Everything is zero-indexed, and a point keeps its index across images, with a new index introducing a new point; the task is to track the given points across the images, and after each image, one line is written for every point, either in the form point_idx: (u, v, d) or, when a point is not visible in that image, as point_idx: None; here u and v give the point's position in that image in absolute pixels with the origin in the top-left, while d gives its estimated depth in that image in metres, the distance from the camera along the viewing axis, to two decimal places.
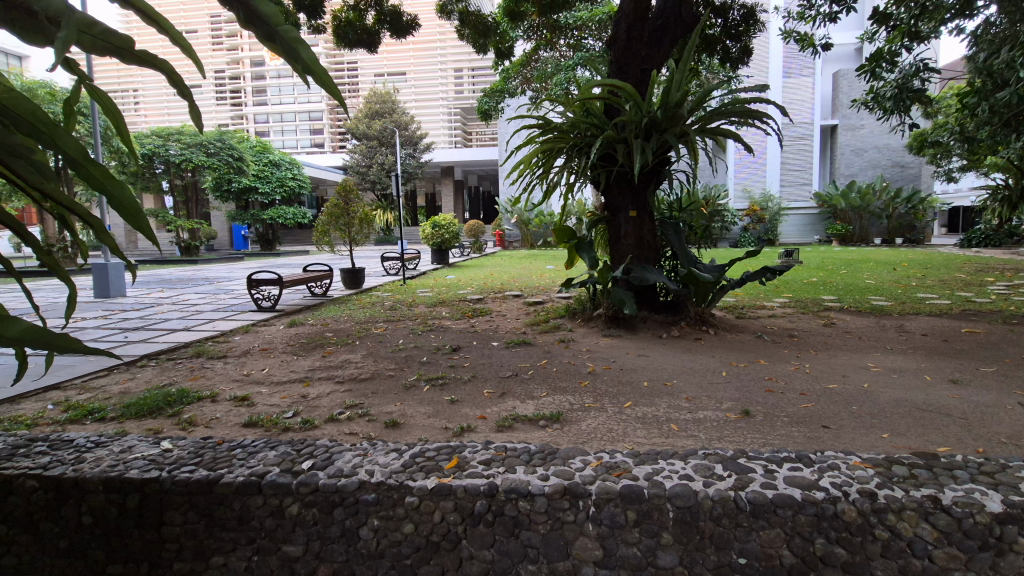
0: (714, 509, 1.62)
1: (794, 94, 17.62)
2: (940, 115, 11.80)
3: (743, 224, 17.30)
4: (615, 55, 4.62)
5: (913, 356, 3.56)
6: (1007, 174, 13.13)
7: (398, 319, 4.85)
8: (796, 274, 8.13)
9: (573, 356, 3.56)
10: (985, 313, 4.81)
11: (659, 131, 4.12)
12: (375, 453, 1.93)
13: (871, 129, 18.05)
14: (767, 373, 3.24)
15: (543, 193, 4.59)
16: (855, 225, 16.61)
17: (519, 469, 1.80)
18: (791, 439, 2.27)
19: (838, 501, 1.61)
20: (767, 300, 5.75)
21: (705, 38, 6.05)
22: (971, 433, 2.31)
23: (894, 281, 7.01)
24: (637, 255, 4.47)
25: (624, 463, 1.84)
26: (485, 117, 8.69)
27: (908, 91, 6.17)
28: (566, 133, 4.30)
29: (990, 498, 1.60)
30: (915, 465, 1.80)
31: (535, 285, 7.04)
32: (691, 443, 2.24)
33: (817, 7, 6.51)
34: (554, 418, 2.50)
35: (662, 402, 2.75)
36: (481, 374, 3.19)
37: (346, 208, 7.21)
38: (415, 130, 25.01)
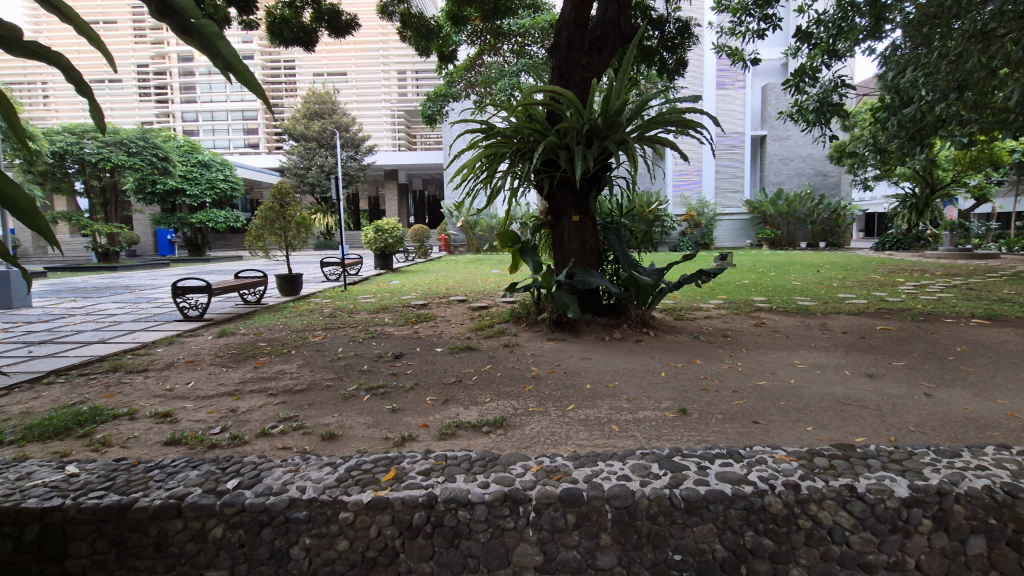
0: (650, 507, 1.66)
1: (726, 105, 18.61)
2: (856, 129, 12.75)
3: (681, 229, 18.00)
4: (556, 62, 4.67)
5: (833, 353, 3.80)
6: (915, 183, 14.27)
7: (338, 326, 4.69)
8: (729, 276, 8.52)
9: (517, 360, 3.58)
10: (896, 311, 5.21)
11: (600, 138, 4.21)
12: (308, 468, 1.84)
13: (796, 140, 19.24)
14: (703, 372, 3.36)
15: (487, 198, 4.58)
16: (783, 230, 17.60)
17: (459, 478, 1.76)
18: (723, 435, 2.37)
19: (765, 494, 1.69)
20: (703, 301, 5.99)
21: (643, 49, 6.24)
22: (884, 423, 2.50)
23: (818, 283, 7.46)
24: (580, 259, 4.55)
25: (564, 466, 1.85)
26: (429, 121, 8.63)
27: (829, 105, 6.66)
28: (509, 138, 4.31)
29: (898, 483, 1.72)
30: (834, 457, 1.91)
31: (480, 290, 7.02)
32: (631, 443, 2.29)
33: (746, 23, 6.89)
34: (498, 424, 2.49)
35: (604, 403, 2.80)
36: (424, 382, 3.13)
37: (281, 211, 6.94)
38: (357, 132, 24.44)
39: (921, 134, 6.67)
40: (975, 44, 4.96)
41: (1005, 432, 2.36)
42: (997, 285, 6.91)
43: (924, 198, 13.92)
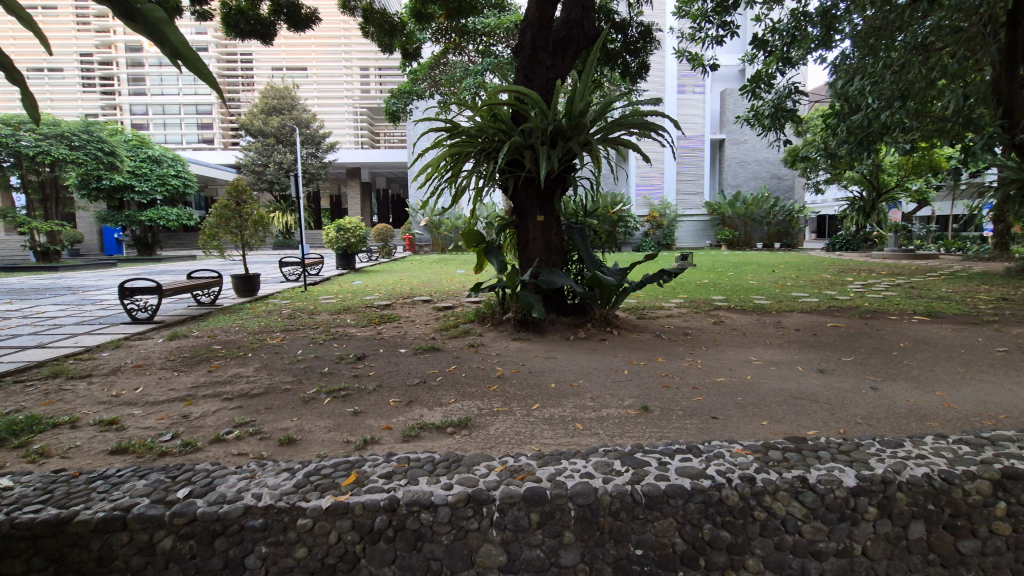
0: (612, 504, 1.68)
1: (686, 109, 19.12)
2: (808, 134, 13.30)
3: (644, 230, 18.33)
4: (521, 62, 4.68)
5: (787, 349, 3.95)
6: (863, 187, 14.94)
7: (297, 328, 4.57)
8: (690, 276, 8.74)
9: (482, 360, 3.56)
10: (844, 309, 5.46)
11: (564, 139, 4.24)
12: (264, 474, 1.78)
13: (753, 144, 19.90)
14: (664, 370, 3.43)
15: (452, 197, 4.55)
16: (741, 231, 18.18)
17: (422, 480, 1.74)
18: (684, 430, 2.43)
19: (722, 488, 1.73)
20: (665, 301, 6.13)
21: (606, 52, 6.35)
22: (834, 416, 2.61)
23: (773, 282, 7.75)
24: (544, 258, 4.57)
25: (528, 465, 1.85)
26: (392, 119, 8.51)
27: (783, 110, 6.97)
28: (473, 138, 4.29)
29: (846, 474, 1.79)
30: (787, 449, 1.98)
31: (444, 290, 6.96)
32: (595, 441, 2.31)
33: (705, 30, 7.07)
34: (462, 424, 2.48)
35: (568, 402, 2.83)
36: (387, 383, 3.08)
37: (237, 209, 6.71)
38: (318, 129, 23.87)
39: (868, 140, 7.02)
40: (916, 56, 5.25)
41: (943, 423, 2.51)
42: (935, 284, 7.32)
43: (871, 200, 14.46)
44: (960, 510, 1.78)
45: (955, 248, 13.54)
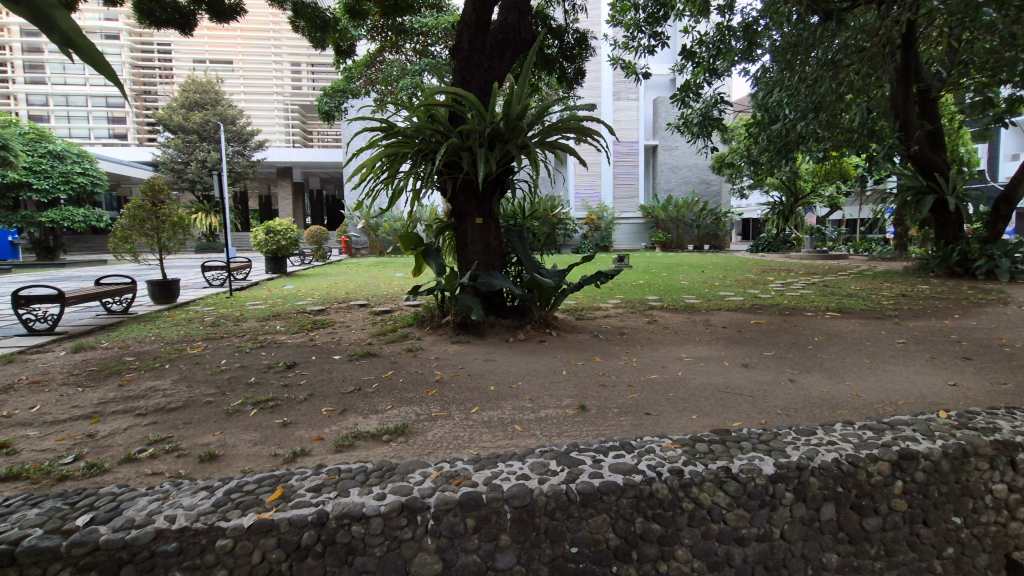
0: (548, 503, 1.69)
1: (621, 115, 19.80)
2: (733, 142, 14.14)
3: (582, 232, 18.72)
4: (458, 63, 4.66)
5: (715, 346, 4.15)
6: (782, 193, 16.04)
7: (221, 336, 4.31)
8: (625, 277, 9.03)
9: (420, 364, 3.51)
10: (766, 306, 5.83)
11: (502, 142, 4.26)
12: (179, 495, 1.67)
13: (683, 151, 20.79)
14: (601, 369, 3.51)
15: (389, 198, 4.45)
16: (673, 233, 18.95)
17: (353, 491, 1.68)
18: (619, 427, 2.50)
19: (653, 481, 1.79)
20: (603, 301, 6.29)
21: (543, 57, 6.46)
22: (756, 408, 2.77)
23: (703, 282, 8.14)
24: (483, 261, 4.57)
25: (463, 470, 1.83)
26: (326, 118, 8.25)
27: (710, 119, 7.44)
28: (410, 138, 4.22)
29: (766, 462, 1.90)
30: (712, 441, 2.08)
31: (382, 294, 6.81)
32: (533, 442, 2.33)
33: (638, 39, 7.32)
34: (398, 431, 2.42)
35: (507, 404, 2.83)
36: (319, 392, 2.96)
37: (153, 209, 6.25)
38: (245, 126, 22.74)
39: (786, 148, 7.54)
40: (826, 71, 5.59)
41: (851, 410, 2.72)
42: (845, 282, 7.93)
43: (789, 205, 15.71)
44: (865, 490, 1.93)
45: (862, 248, 14.76)
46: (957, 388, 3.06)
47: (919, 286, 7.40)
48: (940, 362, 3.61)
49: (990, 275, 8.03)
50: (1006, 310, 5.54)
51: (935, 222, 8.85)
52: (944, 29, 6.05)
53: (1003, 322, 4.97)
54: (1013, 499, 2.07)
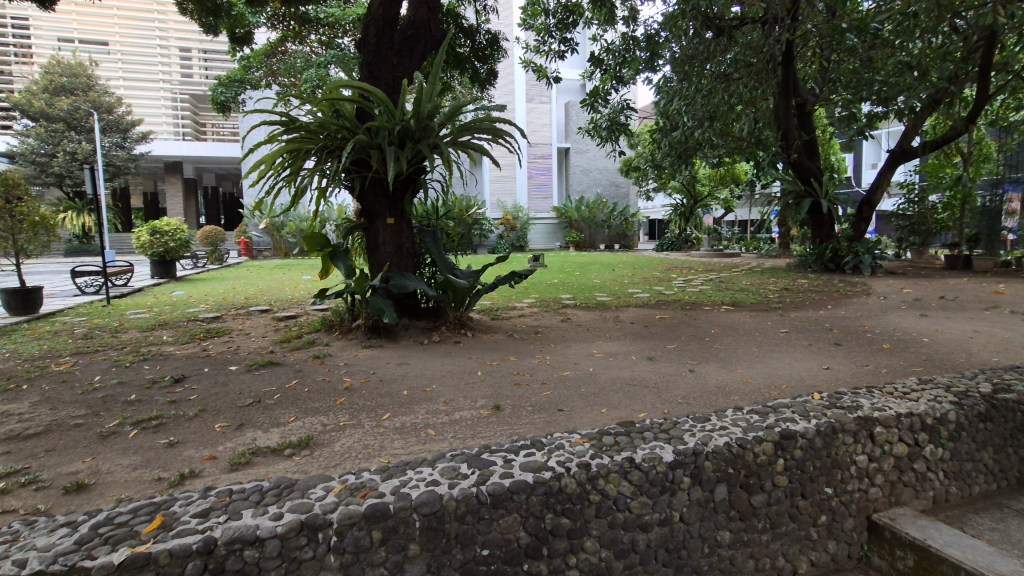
0: (458, 508, 1.67)
1: (534, 118, 20.28)
2: (639, 146, 14.93)
3: (498, 232, 18.84)
4: (365, 59, 4.49)
5: (624, 341, 4.35)
6: (683, 195, 17.19)
7: (95, 350, 3.85)
8: (540, 276, 9.22)
9: (328, 371, 3.35)
10: (669, 302, 6.21)
11: (413, 140, 4.17)
12: (33, 535, 1.46)
13: (593, 154, 21.78)
14: (515, 368, 3.55)
15: (292, 197, 4.22)
16: (585, 233, 19.62)
17: (245, 513, 1.56)
18: (532, 426, 2.55)
19: (562, 477, 1.82)
20: (518, 301, 6.37)
21: (455, 56, 6.43)
22: (660, 398, 2.94)
23: (613, 280, 8.47)
24: (395, 262, 4.45)
25: (369, 481, 1.76)
26: (220, 108, 8.20)
27: (617, 124, 7.87)
28: (314, 133, 4.04)
29: (665, 451, 2.00)
30: (618, 434, 2.17)
31: (286, 298, 6.43)
32: (446, 446, 2.31)
33: (548, 43, 7.48)
34: (302, 444, 2.30)
35: (420, 408, 2.77)
36: (213, 407, 2.73)
37: (8, 207, 5.45)
38: (125, 115, 20.52)
39: (685, 154, 8.23)
40: (719, 83, 6.08)
41: (743, 396, 2.96)
42: (737, 279, 8.61)
43: (689, 207, 16.87)
44: (752, 470, 2.10)
45: (752, 248, 16.09)
46: (829, 370, 3.44)
47: (799, 280, 8.22)
48: (816, 348, 4.03)
49: (856, 269, 9.12)
50: (868, 300, 6.29)
51: (812, 223, 9.86)
52: (816, 49, 6.74)
53: (866, 311, 5.64)
54: (873, 468, 2.33)
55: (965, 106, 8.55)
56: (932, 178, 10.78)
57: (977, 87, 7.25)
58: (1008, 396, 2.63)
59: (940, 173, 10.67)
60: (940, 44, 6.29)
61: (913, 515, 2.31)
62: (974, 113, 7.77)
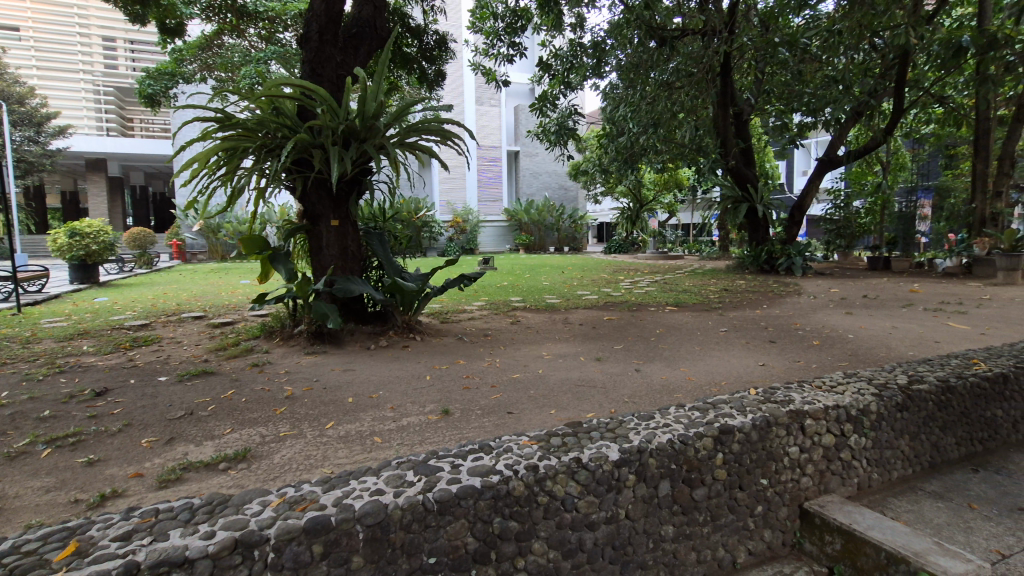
0: (404, 516, 1.63)
1: (483, 120, 20.31)
2: (587, 151, 15.25)
3: (448, 235, 18.73)
4: (307, 55, 4.35)
5: (573, 342, 4.41)
6: (630, 199, 17.68)
7: (2, 363, 3.51)
8: (491, 279, 9.23)
9: (267, 380, 3.20)
10: (617, 303, 6.35)
11: (358, 140, 4.07)
12: None
13: (542, 157, 22.04)
14: (465, 372, 3.53)
15: (228, 198, 4.02)
16: (535, 236, 19.76)
17: (173, 533, 1.47)
18: (482, 429, 2.54)
19: (509, 480, 1.82)
20: (467, 304, 6.34)
21: (402, 55, 6.34)
22: (607, 398, 3.00)
23: (562, 282, 8.59)
24: (340, 266, 4.32)
25: (310, 493, 1.69)
26: (149, 103, 7.68)
27: (566, 129, 8.01)
28: (252, 131, 3.88)
29: (611, 450, 2.04)
30: (565, 434, 2.19)
31: (223, 304, 6.12)
32: (393, 453, 2.26)
33: (497, 47, 7.51)
34: (239, 457, 2.19)
35: (366, 416, 2.70)
36: (139, 421, 2.56)
37: None
38: (40, 107, 18.93)
39: (631, 158, 8.50)
40: (662, 91, 6.35)
41: (685, 393, 3.07)
42: (680, 280, 8.94)
43: (635, 211, 17.37)
44: (694, 465, 2.16)
45: (694, 250, 16.76)
46: (764, 367, 3.62)
47: (737, 281, 8.60)
48: (753, 346, 4.24)
49: (788, 270, 9.68)
50: (799, 300, 6.67)
51: (748, 227, 10.36)
52: (752, 61, 7.08)
53: (797, 310, 5.98)
54: (805, 458, 2.46)
55: (883, 118, 9.24)
56: (855, 185, 11.59)
57: (892, 101, 7.88)
58: (921, 387, 2.85)
59: (862, 180, 11.56)
60: (861, 60, 6.81)
61: (840, 501, 2.46)
62: (890, 125, 8.40)
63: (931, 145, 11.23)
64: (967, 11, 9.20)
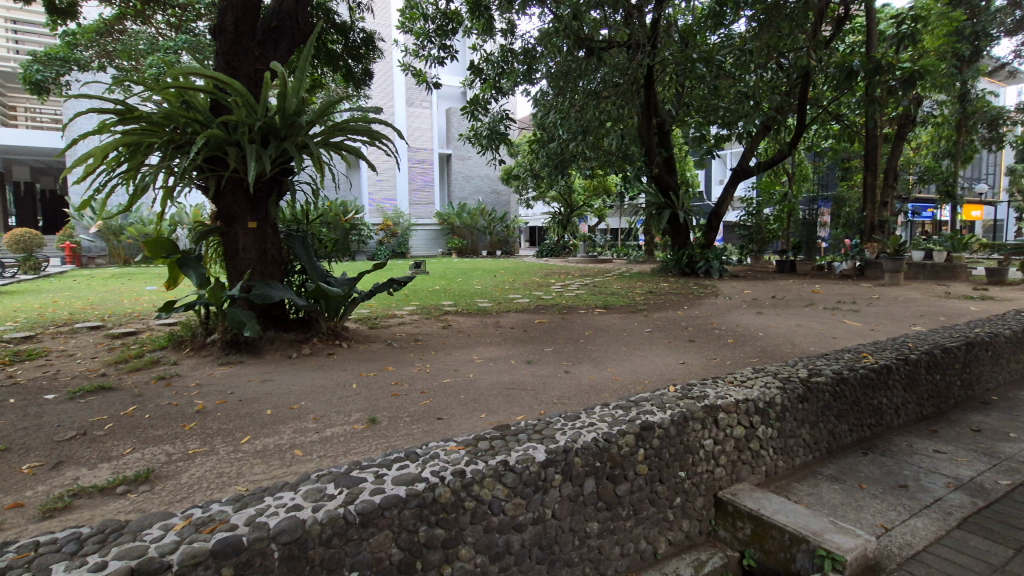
0: (323, 532, 1.57)
1: (415, 122, 20.07)
2: (519, 156, 15.47)
3: (378, 238, 18.35)
4: (221, 47, 4.10)
5: (504, 346, 4.43)
6: (561, 204, 18.08)
7: None
8: (422, 283, 9.11)
9: (175, 394, 2.97)
10: (547, 306, 6.47)
11: (277, 138, 3.88)
12: None
13: (474, 161, 22.09)
14: (394, 378, 3.45)
15: (130, 197, 3.71)
16: (468, 240, 19.69)
17: (57, 568, 1.32)
18: (410, 436, 2.51)
19: (436, 487, 1.79)
20: (398, 308, 6.22)
21: (327, 51, 6.15)
22: (536, 399, 3.06)
23: (494, 286, 8.63)
24: (258, 270, 4.10)
25: (219, 513, 1.59)
26: (36, 90, 6.85)
27: (496, 134, 8.14)
28: (157, 126, 3.61)
29: (538, 451, 2.07)
30: (493, 438, 2.19)
31: (125, 312, 5.62)
32: (314, 467, 2.17)
33: (428, 48, 7.44)
34: (140, 478, 2.02)
35: (286, 428, 2.57)
36: (19, 445, 2.29)
37: None
38: None
39: (562, 164, 8.71)
40: (591, 100, 6.60)
41: (612, 393, 3.17)
42: (608, 283, 9.25)
43: (566, 215, 17.76)
44: (617, 461, 2.24)
45: (622, 254, 17.38)
46: (684, 364, 3.83)
47: (660, 284, 9.00)
48: (674, 345, 4.47)
49: (707, 273, 10.28)
50: (716, 301, 7.09)
51: (671, 232, 10.88)
52: (674, 74, 7.44)
53: (715, 310, 6.36)
54: (718, 450, 2.61)
55: (788, 133, 10.05)
56: (765, 194, 12.48)
57: (796, 117, 8.58)
58: (819, 379, 3.13)
59: (771, 189, 12.48)
60: (770, 78, 7.37)
61: (750, 489, 2.63)
62: (794, 139, 9.17)
63: (829, 159, 12.35)
64: (857, 38, 10.22)
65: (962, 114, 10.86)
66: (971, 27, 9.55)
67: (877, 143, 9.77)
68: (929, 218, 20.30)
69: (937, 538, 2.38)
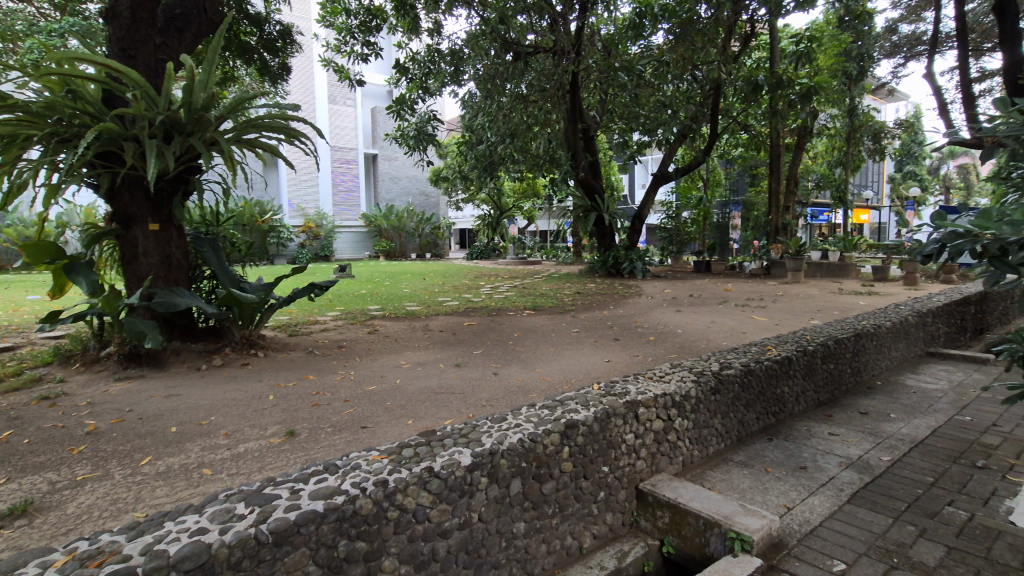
0: (232, 555, 1.47)
1: (339, 120, 19.41)
2: (448, 158, 15.40)
3: (298, 241, 17.75)
4: (115, 33, 3.75)
5: (432, 350, 4.37)
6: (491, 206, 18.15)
7: None
8: (348, 287, 8.82)
9: (62, 415, 2.68)
10: (476, 309, 6.48)
11: (182, 134, 3.61)
12: None
13: (402, 162, 21.72)
14: (315, 388, 3.30)
15: (4, 195, 3.31)
16: (396, 242, 19.29)
17: None
18: (332, 447, 2.42)
19: (356, 499, 1.73)
20: (321, 314, 5.98)
21: (239, 43, 5.80)
22: (464, 403, 3.04)
23: (422, 289, 8.52)
24: (161, 276, 3.79)
25: (110, 545, 1.44)
26: None
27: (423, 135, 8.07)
28: (38, 117, 3.25)
29: (463, 455, 2.05)
30: (417, 444, 2.15)
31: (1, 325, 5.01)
32: (224, 486, 2.04)
33: (350, 44, 7.22)
34: (16, 512, 1.81)
35: (193, 446, 2.39)
36: None
37: None
38: None
39: (490, 167, 8.74)
40: (518, 103, 6.70)
41: (539, 393, 3.23)
42: (537, 284, 9.40)
43: (496, 217, 17.86)
44: (543, 461, 2.27)
45: (551, 255, 17.72)
46: (609, 362, 3.97)
47: (587, 285, 9.25)
48: (599, 344, 4.61)
49: (632, 273, 10.70)
50: (639, 300, 7.40)
51: (597, 234, 11.23)
52: (598, 81, 7.68)
53: (638, 309, 6.64)
54: (639, 444, 2.72)
55: (702, 141, 10.70)
56: (683, 198, 13.17)
57: (709, 127, 9.14)
58: (730, 372, 3.34)
59: (688, 194, 13.21)
60: (685, 89, 7.69)
61: (668, 479, 2.76)
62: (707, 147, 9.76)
63: (739, 166, 13.28)
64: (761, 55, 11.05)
65: (850, 127, 12.06)
66: (857, 49, 10.60)
67: (780, 152, 10.60)
68: (824, 221, 22.33)
69: (831, 512, 2.62)
